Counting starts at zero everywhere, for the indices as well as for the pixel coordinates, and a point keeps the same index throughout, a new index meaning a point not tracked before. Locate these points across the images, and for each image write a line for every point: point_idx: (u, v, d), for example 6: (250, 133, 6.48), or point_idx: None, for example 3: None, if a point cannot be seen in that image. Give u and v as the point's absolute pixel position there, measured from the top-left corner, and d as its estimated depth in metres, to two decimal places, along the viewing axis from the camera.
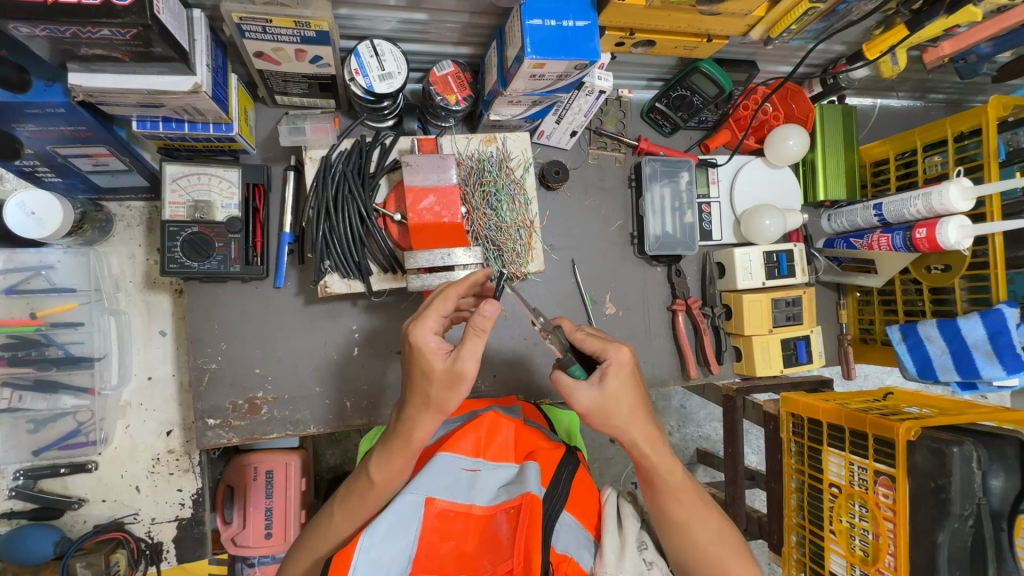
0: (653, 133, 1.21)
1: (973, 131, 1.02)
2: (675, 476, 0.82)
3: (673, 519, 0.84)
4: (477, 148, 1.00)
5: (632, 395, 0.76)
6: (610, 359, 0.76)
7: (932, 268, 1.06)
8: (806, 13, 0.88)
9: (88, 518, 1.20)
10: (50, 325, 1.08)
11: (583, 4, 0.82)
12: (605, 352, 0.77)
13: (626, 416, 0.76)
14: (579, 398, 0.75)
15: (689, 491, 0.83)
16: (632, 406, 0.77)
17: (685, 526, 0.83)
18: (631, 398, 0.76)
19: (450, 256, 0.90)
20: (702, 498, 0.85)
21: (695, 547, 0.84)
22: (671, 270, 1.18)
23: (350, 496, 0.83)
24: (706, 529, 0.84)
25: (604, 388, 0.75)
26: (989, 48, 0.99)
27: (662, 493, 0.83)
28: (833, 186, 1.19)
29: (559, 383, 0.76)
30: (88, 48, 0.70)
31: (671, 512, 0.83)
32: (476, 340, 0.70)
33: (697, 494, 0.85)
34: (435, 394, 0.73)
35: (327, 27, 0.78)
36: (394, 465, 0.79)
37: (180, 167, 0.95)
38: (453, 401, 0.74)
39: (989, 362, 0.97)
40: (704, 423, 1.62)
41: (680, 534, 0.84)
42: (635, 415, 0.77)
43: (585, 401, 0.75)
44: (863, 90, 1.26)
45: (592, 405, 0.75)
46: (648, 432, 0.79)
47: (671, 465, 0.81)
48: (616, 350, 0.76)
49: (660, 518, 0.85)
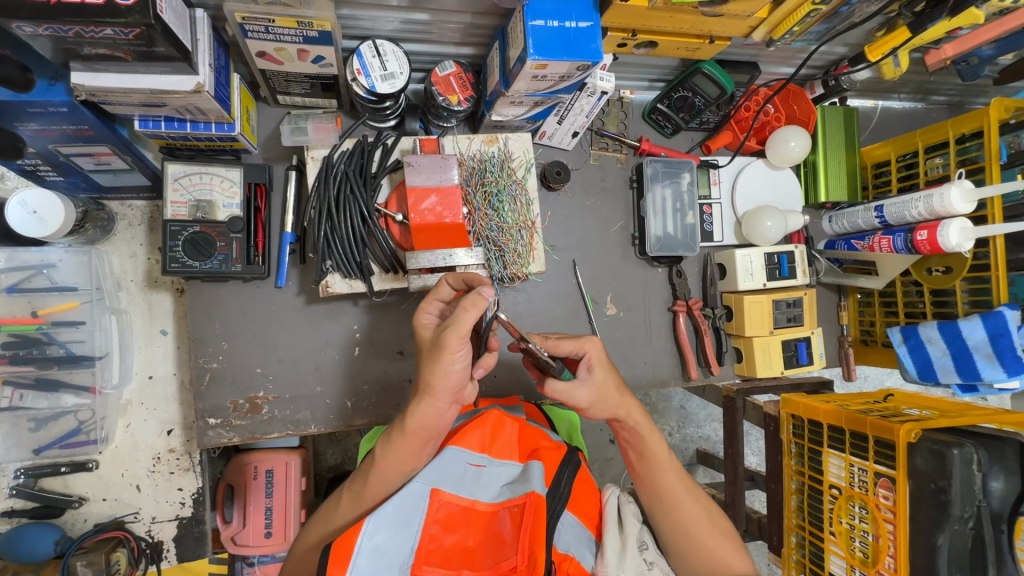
0: (654, 134, 1.20)
1: (974, 133, 1.02)
2: (661, 450, 0.87)
3: (661, 497, 0.86)
4: (479, 149, 1.00)
5: (616, 375, 0.82)
6: (588, 353, 0.80)
7: (932, 270, 1.07)
8: (809, 14, 0.88)
9: (89, 517, 1.20)
10: (51, 323, 1.08)
11: (585, 6, 0.83)
12: (583, 347, 0.80)
13: (618, 394, 0.82)
14: (578, 395, 0.78)
15: (677, 470, 0.87)
16: (621, 386, 0.82)
17: (675, 504, 0.86)
18: (617, 379, 0.82)
19: (451, 257, 0.90)
20: (691, 483, 0.88)
21: (688, 529, 0.85)
22: (672, 271, 1.19)
23: (358, 485, 0.83)
24: (700, 519, 0.86)
25: (594, 379, 0.79)
26: (990, 51, 0.99)
27: (652, 467, 0.86)
28: (835, 187, 1.19)
29: (555, 391, 0.78)
30: (91, 48, 0.70)
31: (660, 492, 0.86)
32: (470, 312, 0.69)
33: (686, 479, 0.88)
34: (426, 372, 0.74)
35: (330, 27, 0.78)
36: (407, 447, 0.79)
37: (182, 166, 0.95)
38: (440, 379, 0.74)
39: (989, 364, 0.98)
40: (704, 424, 1.62)
41: (672, 516, 0.86)
42: (623, 394, 0.82)
43: (584, 397, 0.78)
44: (864, 91, 1.26)
45: (591, 397, 0.79)
46: (638, 408, 0.84)
47: (656, 438, 0.86)
48: (590, 342, 0.80)
49: (652, 499, 0.87)
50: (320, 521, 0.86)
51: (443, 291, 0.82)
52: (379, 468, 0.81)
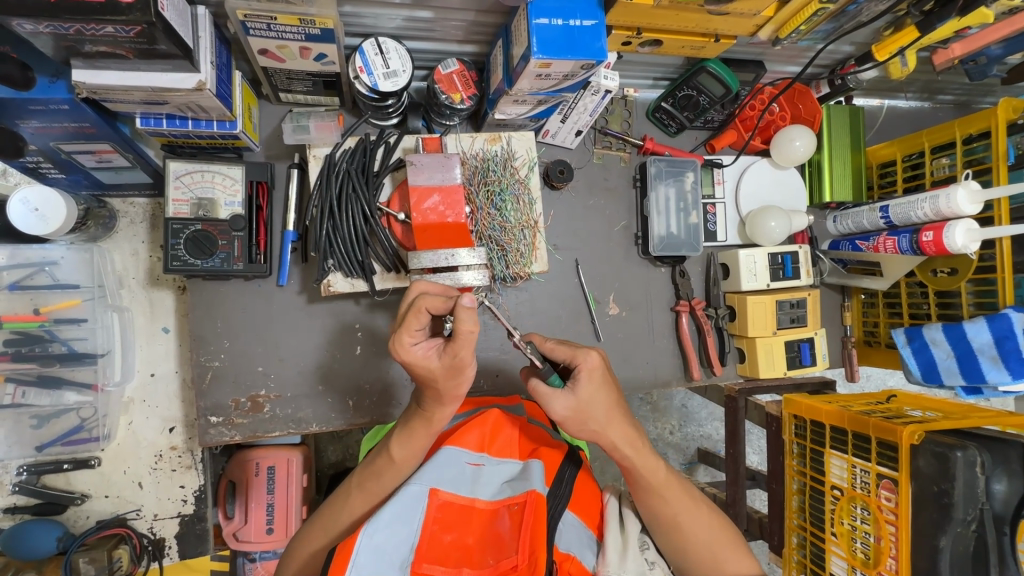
0: (658, 133, 1.20)
1: (982, 134, 1.01)
2: (658, 472, 0.82)
3: (660, 521, 0.84)
4: (482, 148, 0.99)
5: (604, 398, 0.76)
6: (581, 365, 0.76)
7: (938, 271, 1.06)
8: (816, 13, 0.87)
9: (91, 514, 1.21)
10: (53, 321, 1.09)
11: (590, 3, 0.82)
12: (576, 358, 0.77)
13: (603, 418, 0.76)
14: (554, 406, 0.75)
15: (677, 491, 0.84)
16: (609, 408, 0.77)
17: (676, 525, 0.83)
18: (606, 399, 0.76)
19: (453, 257, 0.89)
20: (693, 497, 0.86)
21: (688, 544, 0.84)
22: (675, 271, 1.18)
23: (367, 477, 0.83)
24: (702, 530, 0.84)
25: (578, 395, 0.75)
26: (1000, 50, 0.96)
27: (651, 491, 0.82)
28: (840, 186, 1.18)
29: (535, 391, 0.76)
30: (92, 45, 0.69)
31: (662, 512, 0.83)
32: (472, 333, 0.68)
33: (689, 497, 0.85)
34: (446, 388, 0.75)
35: (332, 25, 0.78)
36: (414, 443, 0.81)
37: (183, 164, 0.94)
38: (465, 386, 0.75)
39: (994, 367, 0.97)
40: (705, 423, 1.61)
41: (673, 533, 0.84)
42: (611, 415, 0.77)
43: (560, 409, 0.75)
44: (870, 90, 1.25)
45: (567, 413, 0.75)
46: (627, 434, 0.79)
47: (654, 464, 0.81)
48: (586, 355, 0.77)
49: (653, 519, 0.84)
50: (322, 525, 0.85)
51: (418, 318, 0.72)
52: (389, 461, 0.82)
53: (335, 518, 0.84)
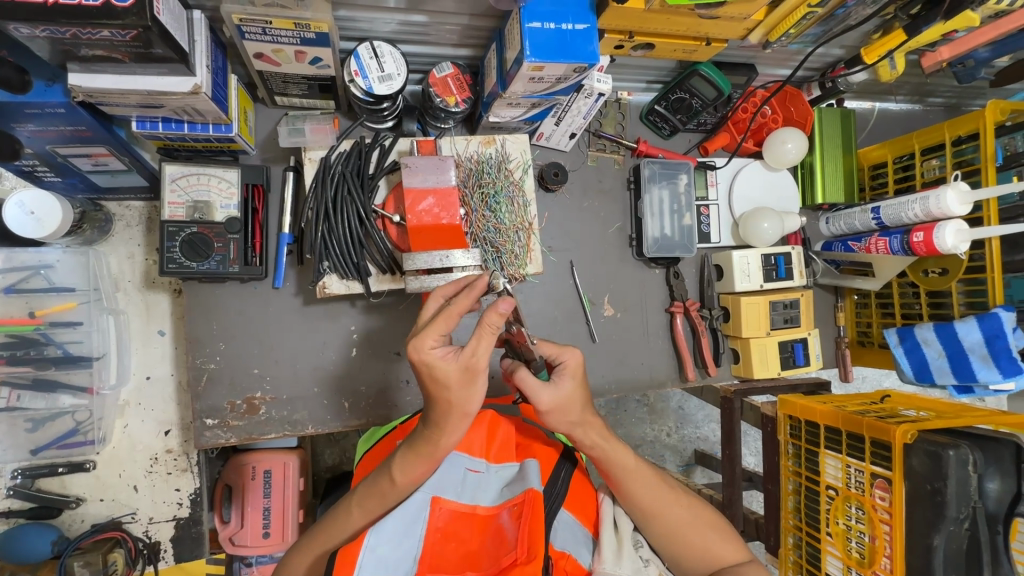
0: (651, 136, 1.21)
1: (971, 135, 1.02)
2: (628, 457, 0.84)
3: (648, 505, 0.84)
4: (477, 150, 1.01)
5: (578, 400, 0.79)
6: (565, 362, 0.79)
7: (929, 271, 1.07)
8: (804, 17, 0.88)
9: (85, 518, 1.20)
10: (49, 324, 1.07)
11: (582, 8, 0.83)
12: (561, 354, 0.79)
13: (580, 412, 0.80)
14: (541, 396, 0.76)
15: (650, 475, 0.86)
16: (585, 404, 0.80)
17: (663, 509, 0.85)
18: (583, 397, 0.80)
19: (448, 258, 0.87)
20: (666, 479, 0.88)
21: (677, 531, 0.85)
22: (669, 273, 1.19)
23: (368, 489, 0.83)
24: (688, 516, 0.86)
25: (562, 389, 0.77)
26: (987, 53, 0.99)
27: (632, 479, 0.83)
28: (832, 188, 1.20)
29: (523, 382, 0.76)
30: (88, 49, 0.70)
31: (643, 501, 0.84)
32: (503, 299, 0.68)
33: (663, 478, 0.88)
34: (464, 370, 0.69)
35: (327, 29, 0.78)
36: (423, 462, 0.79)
37: (179, 167, 0.95)
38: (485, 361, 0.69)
39: (985, 366, 0.98)
40: (702, 425, 1.62)
41: (661, 521, 0.85)
42: (586, 414, 0.80)
43: (544, 400, 0.76)
44: (861, 93, 1.27)
45: (554, 402, 0.77)
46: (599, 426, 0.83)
47: (620, 448, 0.84)
48: (570, 352, 0.78)
49: (639, 508, 0.85)
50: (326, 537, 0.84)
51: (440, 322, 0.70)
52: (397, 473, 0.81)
53: (343, 527, 0.84)
